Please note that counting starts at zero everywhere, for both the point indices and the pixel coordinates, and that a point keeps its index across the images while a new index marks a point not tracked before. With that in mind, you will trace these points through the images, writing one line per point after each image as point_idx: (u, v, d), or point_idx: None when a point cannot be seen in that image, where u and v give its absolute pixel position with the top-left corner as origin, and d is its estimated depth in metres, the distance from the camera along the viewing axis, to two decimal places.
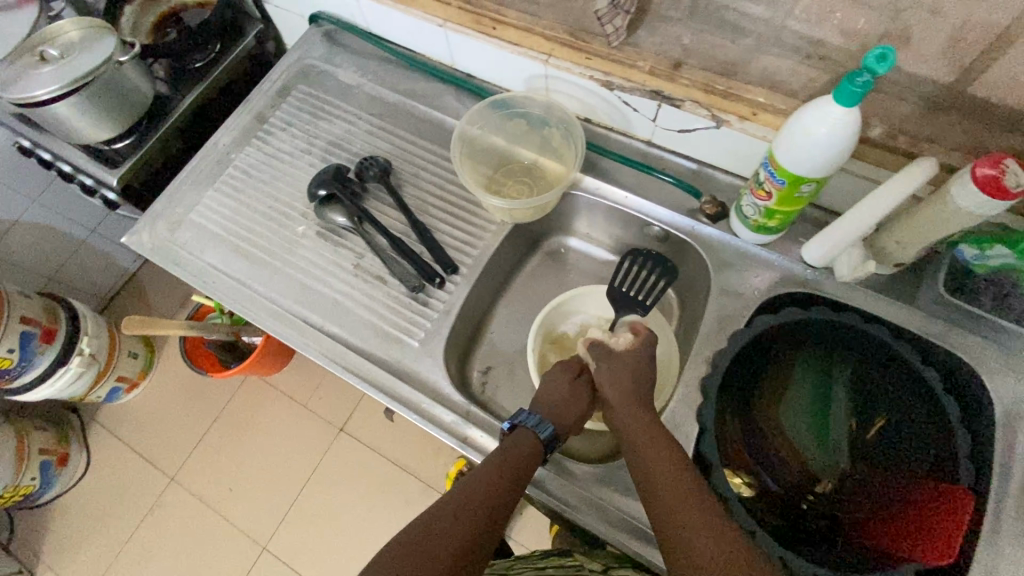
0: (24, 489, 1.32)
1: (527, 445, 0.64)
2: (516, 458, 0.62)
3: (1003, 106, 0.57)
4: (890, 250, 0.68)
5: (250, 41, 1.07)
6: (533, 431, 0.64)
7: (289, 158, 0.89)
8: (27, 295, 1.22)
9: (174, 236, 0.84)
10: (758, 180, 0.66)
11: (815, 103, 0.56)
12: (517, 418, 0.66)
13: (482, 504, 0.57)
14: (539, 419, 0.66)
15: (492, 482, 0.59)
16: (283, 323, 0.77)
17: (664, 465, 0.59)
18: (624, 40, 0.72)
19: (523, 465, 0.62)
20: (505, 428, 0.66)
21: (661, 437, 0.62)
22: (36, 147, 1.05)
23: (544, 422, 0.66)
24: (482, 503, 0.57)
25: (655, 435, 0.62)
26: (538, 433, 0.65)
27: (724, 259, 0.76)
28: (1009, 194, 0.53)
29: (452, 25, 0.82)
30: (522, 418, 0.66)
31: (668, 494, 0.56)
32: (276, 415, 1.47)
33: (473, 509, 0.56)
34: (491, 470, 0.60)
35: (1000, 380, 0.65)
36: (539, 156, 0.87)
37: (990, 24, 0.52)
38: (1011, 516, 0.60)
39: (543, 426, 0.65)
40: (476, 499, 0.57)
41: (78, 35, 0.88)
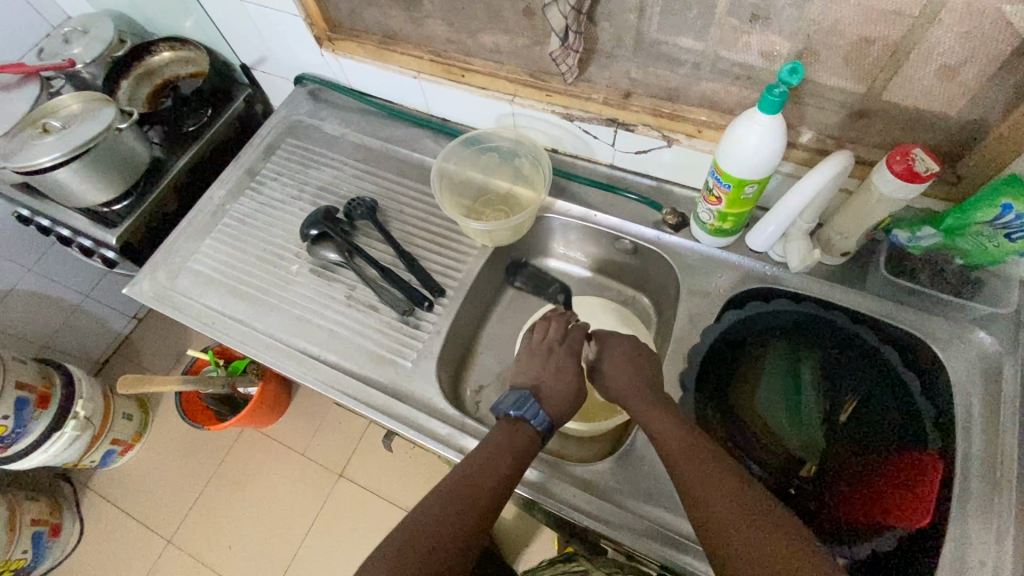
0: (15, 562, 1.28)
1: (521, 437, 0.66)
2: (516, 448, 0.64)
3: (906, 106, 0.66)
4: (835, 241, 0.75)
5: (239, 104, 1.16)
6: (532, 426, 0.67)
7: (282, 204, 0.95)
8: (22, 360, 1.23)
9: (174, 283, 0.88)
10: (708, 188, 0.74)
11: (745, 115, 0.64)
12: (523, 405, 0.68)
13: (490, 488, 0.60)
14: (541, 416, 0.68)
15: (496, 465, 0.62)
16: (282, 355, 0.81)
17: (699, 461, 0.59)
18: (579, 76, 0.81)
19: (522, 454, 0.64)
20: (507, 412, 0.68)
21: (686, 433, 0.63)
22: (36, 215, 1.10)
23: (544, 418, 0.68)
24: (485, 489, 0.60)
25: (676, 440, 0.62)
26: (536, 429, 0.67)
27: (690, 263, 0.83)
28: (921, 177, 0.61)
29: (425, 75, 0.90)
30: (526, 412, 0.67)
31: (707, 492, 0.56)
32: (274, 465, 1.47)
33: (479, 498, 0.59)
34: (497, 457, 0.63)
35: (948, 349, 0.71)
36: (513, 185, 0.94)
37: (885, 39, 0.61)
38: (976, 472, 0.64)
39: (542, 424, 0.67)
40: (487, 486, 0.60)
41: (80, 108, 0.96)
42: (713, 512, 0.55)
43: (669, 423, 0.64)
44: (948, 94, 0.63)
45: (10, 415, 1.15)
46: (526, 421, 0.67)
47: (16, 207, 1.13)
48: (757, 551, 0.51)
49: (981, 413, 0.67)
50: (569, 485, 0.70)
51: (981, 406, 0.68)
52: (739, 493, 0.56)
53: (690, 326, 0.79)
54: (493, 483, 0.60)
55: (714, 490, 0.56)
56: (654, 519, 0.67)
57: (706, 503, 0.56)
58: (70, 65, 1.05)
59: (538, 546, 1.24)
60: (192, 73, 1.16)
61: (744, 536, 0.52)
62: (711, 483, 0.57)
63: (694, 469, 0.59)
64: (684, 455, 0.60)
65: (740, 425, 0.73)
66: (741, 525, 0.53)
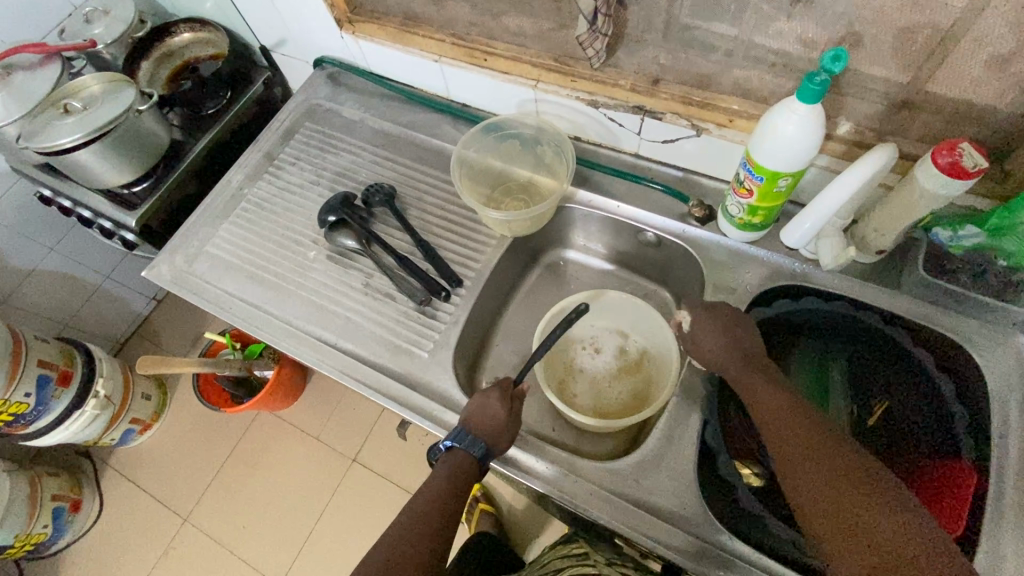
0: (36, 537, 1.31)
1: (463, 466, 0.65)
2: (461, 473, 0.64)
3: (952, 97, 0.62)
4: (870, 238, 0.72)
5: (258, 87, 1.15)
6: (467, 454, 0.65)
7: (299, 189, 0.94)
8: (43, 339, 1.25)
9: (192, 267, 0.88)
10: (738, 180, 0.71)
11: (781, 104, 0.61)
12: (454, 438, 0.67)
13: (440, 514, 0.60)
14: (470, 439, 0.66)
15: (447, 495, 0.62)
16: (297, 342, 0.80)
17: (806, 429, 0.55)
18: (605, 61, 0.78)
19: (470, 479, 0.65)
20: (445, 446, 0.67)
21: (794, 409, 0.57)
22: (57, 196, 1.11)
23: (476, 440, 0.66)
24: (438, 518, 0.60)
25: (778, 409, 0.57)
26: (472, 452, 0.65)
27: (715, 257, 0.81)
28: (970, 173, 0.57)
29: (447, 59, 0.88)
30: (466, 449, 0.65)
31: (820, 465, 0.52)
32: (288, 449, 1.48)
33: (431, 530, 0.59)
34: (445, 486, 0.62)
35: (988, 354, 0.68)
36: (533, 173, 0.92)
37: (936, 26, 0.57)
38: (1013, 483, 0.61)
39: (474, 445, 0.66)
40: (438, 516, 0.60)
41: (100, 89, 0.96)
42: (819, 489, 0.51)
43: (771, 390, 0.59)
44: (999, 86, 0.59)
45: (31, 393, 1.18)
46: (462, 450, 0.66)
47: (38, 188, 1.14)
48: (873, 532, 0.47)
49: (1020, 423, 0.64)
50: (585, 481, 0.69)
51: (1019, 414, 0.65)
52: (849, 475, 0.50)
53: None
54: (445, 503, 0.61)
55: (825, 463, 0.52)
56: (671, 520, 0.66)
57: (819, 475, 0.51)
58: (93, 45, 1.03)
59: (547, 537, 1.24)
60: (212, 55, 1.15)
61: (860, 513, 0.48)
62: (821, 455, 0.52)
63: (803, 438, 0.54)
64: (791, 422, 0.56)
65: None
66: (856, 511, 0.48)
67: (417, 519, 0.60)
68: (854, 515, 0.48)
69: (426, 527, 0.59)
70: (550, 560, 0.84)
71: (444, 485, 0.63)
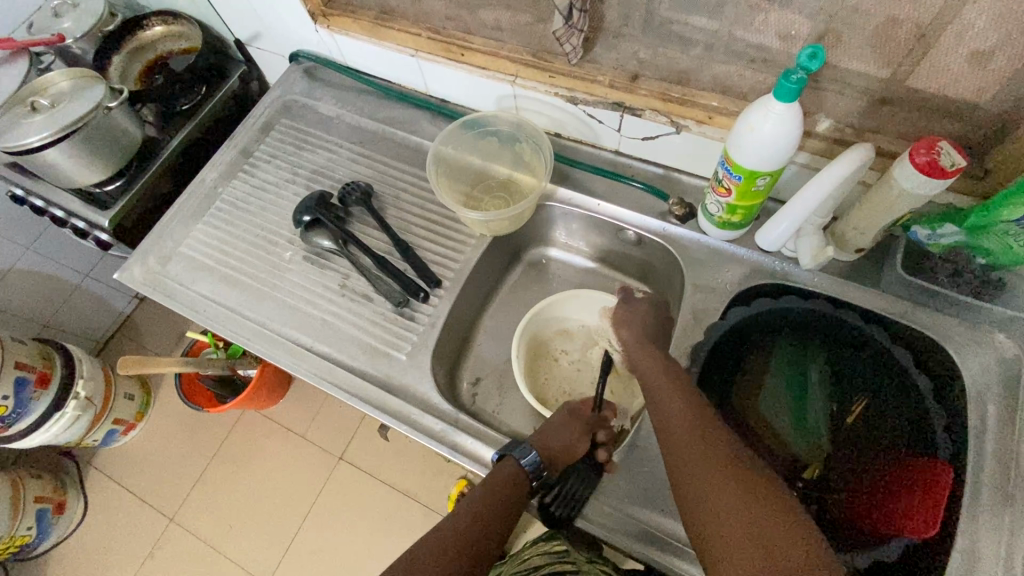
0: (20, 539, 1.30)
1: (517, 479, 0.65)
2: (509, 488, 0.63)
3: (931, 93, 0.62)
4: (849, 236, 0.72)
5: (234, 82, 1.13)
6: (517, 461, 0.65)
7: (275, 188, 0.92)
8: (21, 341, 1.23)
9: (164, 269, 0.86)
10: (717, 179, 0.70)
11: (759, 102, 0.60)
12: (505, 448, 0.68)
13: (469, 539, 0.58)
14: (523, 447, 0.67)
15: (484, 515, 0.60)
16: (274, 346, 0.79)
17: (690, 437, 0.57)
18: (583, 57, 0.77)
19: (515, 495, 0.63)
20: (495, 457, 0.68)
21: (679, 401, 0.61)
22: (29, 195, 1.08)
23: (527, 449, 0.67)
24: (464, 544, 0.57)
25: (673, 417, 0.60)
26: (521, 460, 0.66)
27: (696, 256, 0.80)
28: (947, 173, 0.57)
29: (424, 54, 0.86)
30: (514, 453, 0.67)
31: (695, 468, 0.54)
32: (274, 447, 1.47)
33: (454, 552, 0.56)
34: (486, 498, 0.62)
35: (966, 352, 0.68)
36: (514, 171, 0.90)
37: (915, 21, 0.56)
38: (987, 482, 0.61)
39: (525, 453, 0.66)
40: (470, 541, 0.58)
41: (69, 86, 0.93)
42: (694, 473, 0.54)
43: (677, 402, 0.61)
44: (979, 81, 0.58)
45: (9, 395, 1.16)
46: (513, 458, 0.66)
47: (10, 187, 1.11)
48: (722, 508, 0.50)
49: (997, 422, 0.64)
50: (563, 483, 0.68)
51: (996, 413, 0.65)
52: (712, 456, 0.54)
53: (694, 323, 0.76)
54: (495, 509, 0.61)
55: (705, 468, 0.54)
56: (648, 522, 0.66)
57: (683, 460, 0.56)
58: (60, 40, 1.00)
59: (534, 533, 1.24)
60: (185, 49, 1.12)
61: (710, 488, 0.52)
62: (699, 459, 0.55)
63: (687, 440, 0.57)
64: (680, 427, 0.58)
65: (743, 428, 0.71)
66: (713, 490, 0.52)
67: (450, 530, 0.59)
68: (721, 517, 0.50)
69: (451, 546, 0.57)
70: (531, 555, 0.84)
71: (486, 504, 0.61)
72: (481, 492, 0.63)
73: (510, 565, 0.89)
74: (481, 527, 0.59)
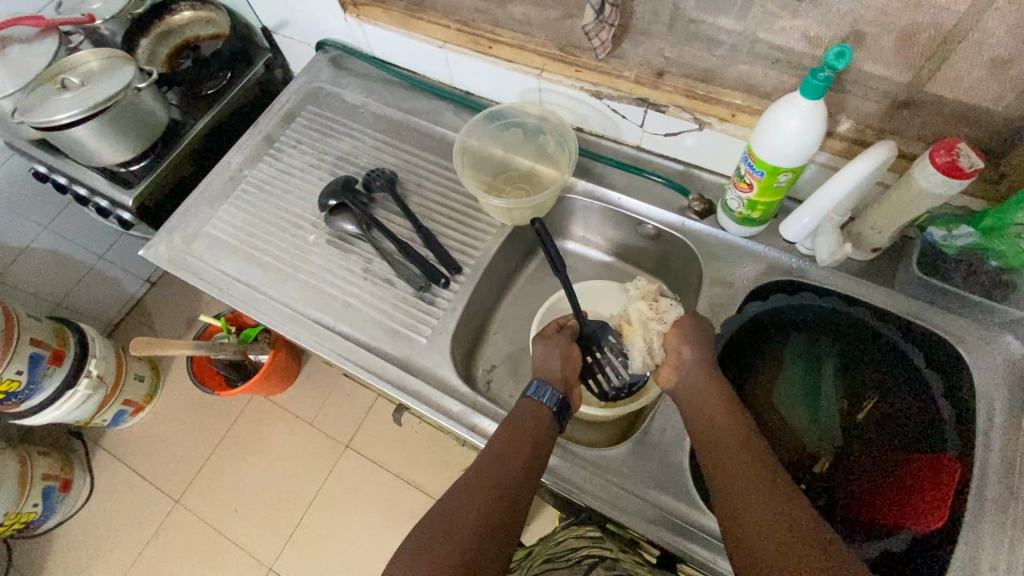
0: (26, 516, 1.31)
1: (540, 418, 0.66)
2: (535, 426, 0.65)
3: (952, 97, 0.63)
4: (866, 235, 0.73)
5: (259, 69, 1.14)
6: (533, 397, 0.68)
7: (300, 172, 0.94)
8: (36, 318, 1.24)
9: (189, 247, 0.88)
10: (739, 174, 0.72)
11: (785, 99, 0.62)
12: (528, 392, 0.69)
13: (492, 490, 0.58)
14: (538, 386, 0.69)
15: (503, 464, 0.60)
16: (297, 324, 0.80)
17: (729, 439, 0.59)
18: (610, 52, 0.78)
19: (538, 431, 0.65)
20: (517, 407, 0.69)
21: (715, 390, 0.64)
22: (53, 172, 1.10)
23: (544, 388, 0.69)
24: (501, 487, 0.59)
25: (718, 427, 0.61)
26: (540, 399, 0.68)
27: (714, 252, 0.81)
28: (965, 173, 0.59)
29: (451, 45, 0.88)
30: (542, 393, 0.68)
31: (730, 469, 0.56)
32: (281, 432, 1.48)
33: (481, 507, 0.56)
34: (511, 438, 0.63)
35: (976, 352, 0.70)
36: (535, 163, 0.92)
37: (940, 25, 0.58)
38: (996, 480, 0.63)
39: (542, 392, 0.68)
40: (496, 494, 0.58)
41: (99, 65, 0.95)
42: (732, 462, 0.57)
43: (721, 411, 0.62)
44: (999, 87, 0.60)
45: (22, 370, 1.17)
46: (531, 399, 0.68)
47: (33, 163, 1.12)
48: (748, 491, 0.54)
49: (1005, 420, 0.66)
50: (581, 466, 0.70)
51: (1005, 412, 0.66)
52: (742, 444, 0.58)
53: (710, 316, 0.77)
54: (522, 446, 0.62)
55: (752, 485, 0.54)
56: (663, 506, 0.67)
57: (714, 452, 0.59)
58: (89, 21, 1.01)
59: (541, 523, 1.26)
60: (212, 35, 1.14)
61: (738, 477, 0.55)
62: (739, 470, 0.56)
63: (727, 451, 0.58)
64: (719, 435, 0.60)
65: (758, 421, 0.73)
66: (743, 479, 0.55)
67: (483, 475, 0.60)
68: (751, 509, 0.52)
69: (486, 489, 0.58)
70: (566, 538, 0.85)
71: (507, 447, 0.62)
72: (496, 443, 0.63)
73: (543, 545, 0.89)
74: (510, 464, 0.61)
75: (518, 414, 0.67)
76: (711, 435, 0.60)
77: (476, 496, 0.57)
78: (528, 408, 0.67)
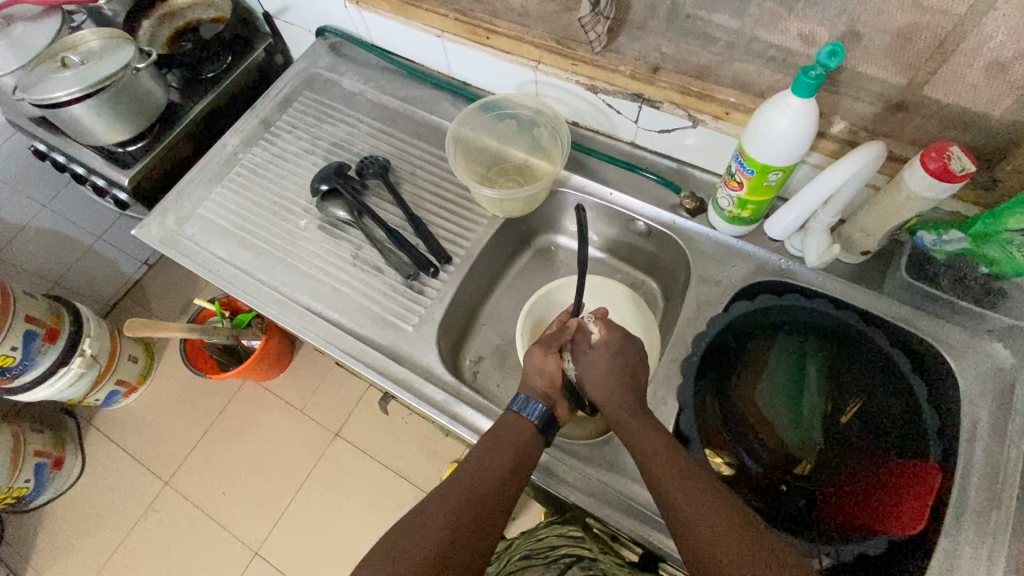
0: (17, 491, 1.32)
1: (523, 432, 0.65)
2: (517, 441, 0.64)
3: (946, 102, 0.62)
4: (856, 238, 0.73)
5: (259, 54, 1.15)
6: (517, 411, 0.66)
7: (294, 157, 0.94)
8: (32, 295, 1.24)
9: (182, 229, 0.88)
10: (730, 172, 0.71)
11: (777, 98, 0.61)
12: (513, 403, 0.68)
13: (466, 500, 0.58)
14: (525, 400, 0.67)
15: (481, 474, 0.60)
16: (286, 309, 0.80)
17: (666, 456, 0.59)
18: (606, 46, 0.78)
19: (519, 446, 0.63)
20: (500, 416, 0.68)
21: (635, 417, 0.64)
22: (52, 150, 1.10)
23: (531, 402, 0.67)
24: (473, 502, 0.58)
25: (659, 446, 0.60)
26: (526, 413, 0.66)
27: (704, 250, 0.81)
28: (956, 176, 0.58)
29: (449, 35, 0.88)
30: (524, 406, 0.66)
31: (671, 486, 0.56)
32: (273, 418, 1.49)
33: (447, 520, 0.56)
34: (489, 451, 0.62)
35: (962, 358, 0.70)
36: (530, 155, 0.92)
37: (937, 27, 0.57)
38: (975, 486, 0.63)
39: (530, 407, 0.66)
40: (460, 506, 0.57)
41: (99, 44, 0.95)
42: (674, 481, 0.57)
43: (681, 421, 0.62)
44: (993, 92, 0.59)
45: (17, 347, 1.18)
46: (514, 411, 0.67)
47: (34, 141, 1.13)
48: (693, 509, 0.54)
49: (988, 427, 0.66)
50: (562, 458, 0.70)
51: (989, 419, 0.66)
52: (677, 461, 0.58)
53: (697, 314, 0.77)
54: (500, 461, 0.61)
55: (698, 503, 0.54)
56: (642, 501, 0.67)
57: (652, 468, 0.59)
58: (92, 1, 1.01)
59: (527, 518, 1.27)
60: (214, 18, 1.14)
61: (680, 494, 0.55)
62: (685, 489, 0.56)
63: (729, 550, 0.50)
64: (683, 489, 0.56)
65: (740, 421, 0.72)
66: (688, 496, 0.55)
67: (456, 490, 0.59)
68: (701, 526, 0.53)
69: (457, 504, 0.57)
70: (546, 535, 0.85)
71: (484, 461, 0.61)
72: (472, 458, 0.62)
73: (523, 540, 0.91)
74: (485, 480, 0.60)
75: (499, 426, 0.66)
76: (643, 453, 0.60)
77: (440, 507, 0.57)
78: (511, 422, 0.66)
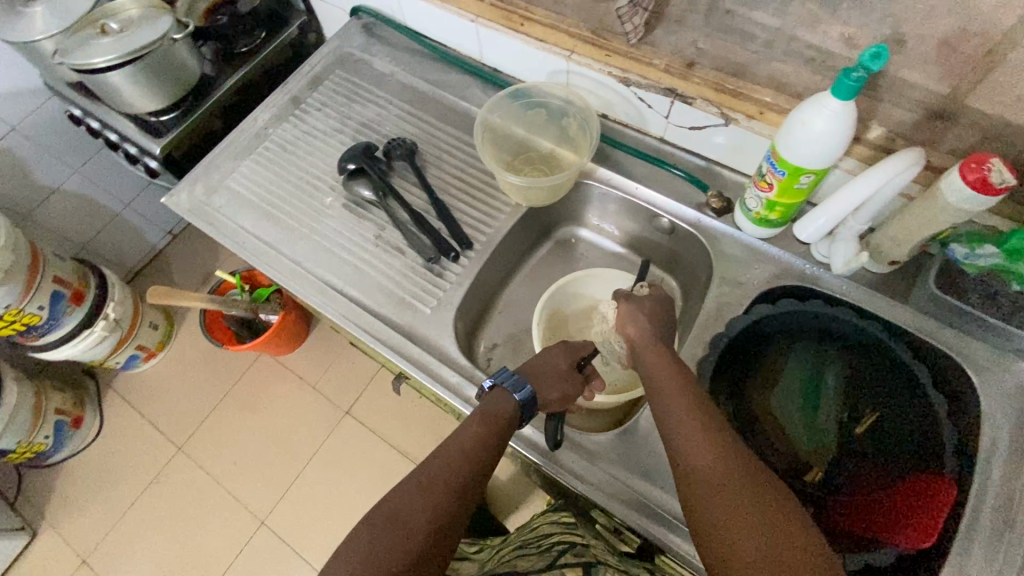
0: (37, 446, 1.36)
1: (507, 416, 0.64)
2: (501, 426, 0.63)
3: (991, 112, 0.61)
4: (885, 247, 0.71)
5: (293, 31, 1.15)
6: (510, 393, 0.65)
7: (323, 135, 0.95)
8: (60, 257, 1.27)
9: (210, 200, 0.89)
10: (760, 172, 0.70)
11: (815, 98, 0.60)
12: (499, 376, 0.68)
13: (451, 499, 0.55)
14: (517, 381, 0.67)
15: (464, 464, 0.59)
16: (307, 284, 0.81)
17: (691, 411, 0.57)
18: (642, 38, 0.77)
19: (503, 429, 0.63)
20: (486, 386, 0.68)
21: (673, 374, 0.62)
22: (87, 115, 1.12)
23: (522, 383, 0.67)
24: (456, 490, 0.57)
25: (682, 404, 0.58)
26: (514, 394, 0.65)
27: (727, 251, 0.80)
28: (995, 189, 0.57)
29: (484, 20, 0.88)
30: (502, 377, 0.67)
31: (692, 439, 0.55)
32: (285, 392, 1.51)
33: (429, 510, 0.54)
34: (474, 435, 0.61)
35: (987, 375, 0.68)
36: (556, 146, 0.92)
37: (989, 33, 0.55)
38: (992, 506, 0.61)
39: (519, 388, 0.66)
40: (445, 495, 0.56)
41: (138, 12, 0.96)
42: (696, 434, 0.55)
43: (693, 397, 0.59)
44: None
45: (44, 306, 1.21)
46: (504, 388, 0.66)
47: (69, 106, 1.15)
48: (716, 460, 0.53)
49: (1009, 448, 0.64)
50: (571, 449, 0.71)
51: (1009, 439, 0.65)
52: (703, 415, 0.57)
53: (715, 315, 0.77)
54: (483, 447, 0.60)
55: (720, 457, 0.53)
56: (648, 497, 0.67)
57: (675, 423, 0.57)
58: None
59: (530, 507, 1.28)
60: None
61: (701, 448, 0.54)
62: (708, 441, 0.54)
63: (749, 506, 0.49)
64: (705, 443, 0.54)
65: (754, 425, 0.72)
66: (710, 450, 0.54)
67: (438, 476, 0.57)
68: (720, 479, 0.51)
69: (440, 491, 0.56)
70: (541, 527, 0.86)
71: (468, 445, 0.60)
72: (457, 442, 0.60)
73: (518, 533, 0.91)
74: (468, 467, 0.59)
75: (486, 405, 0.64)
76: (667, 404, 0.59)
77: (424, 495, 0.55)
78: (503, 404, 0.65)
